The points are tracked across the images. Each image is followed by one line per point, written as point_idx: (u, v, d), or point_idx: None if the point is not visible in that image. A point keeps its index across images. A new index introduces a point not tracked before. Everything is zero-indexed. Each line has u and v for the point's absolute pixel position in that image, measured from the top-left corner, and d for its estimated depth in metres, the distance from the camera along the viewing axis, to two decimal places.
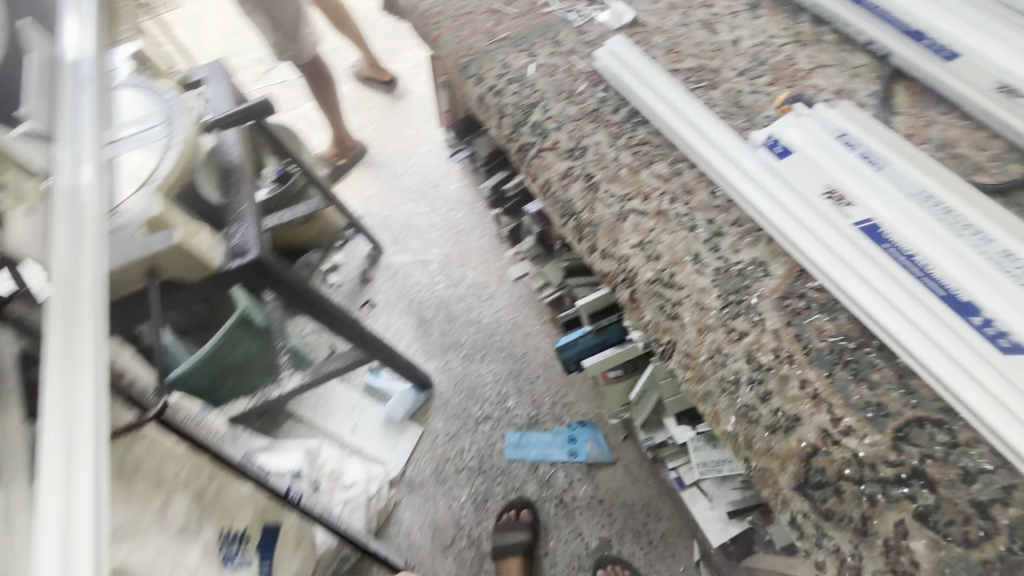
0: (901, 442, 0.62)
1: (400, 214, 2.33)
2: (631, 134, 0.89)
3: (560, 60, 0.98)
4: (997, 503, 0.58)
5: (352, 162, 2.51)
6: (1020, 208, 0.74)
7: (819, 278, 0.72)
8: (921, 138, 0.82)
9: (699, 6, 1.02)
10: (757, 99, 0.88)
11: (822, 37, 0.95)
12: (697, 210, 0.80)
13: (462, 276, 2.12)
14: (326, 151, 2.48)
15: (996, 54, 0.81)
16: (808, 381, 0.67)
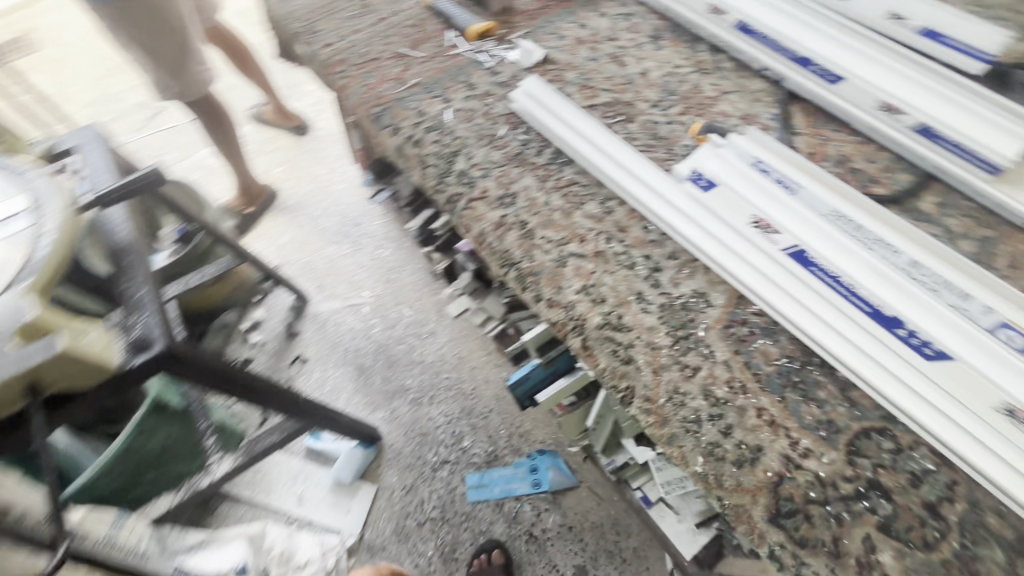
0: (854, 456, 0.65)
1: (322, 259, 2.21)
2: (558, 174, 0.88)
3: (476, 104, 0.96)
4: (944, 501, 0.62)
5: (262, 210, 2.33)
6: (912, 215, 0.81)
7: (758, 304, 0.74)
8: (822, 156, 0.88)
9: (604, 39, 1.05)
10: (673, 130, 0.91)
11: (721, 64, 1.00)
12: (633, 247, 0.81)
13: (398, 316, 2.03)
14: (231, 203, 2.28)
15: (875, 76, 0.88)
16: (764, 408, 0.68)
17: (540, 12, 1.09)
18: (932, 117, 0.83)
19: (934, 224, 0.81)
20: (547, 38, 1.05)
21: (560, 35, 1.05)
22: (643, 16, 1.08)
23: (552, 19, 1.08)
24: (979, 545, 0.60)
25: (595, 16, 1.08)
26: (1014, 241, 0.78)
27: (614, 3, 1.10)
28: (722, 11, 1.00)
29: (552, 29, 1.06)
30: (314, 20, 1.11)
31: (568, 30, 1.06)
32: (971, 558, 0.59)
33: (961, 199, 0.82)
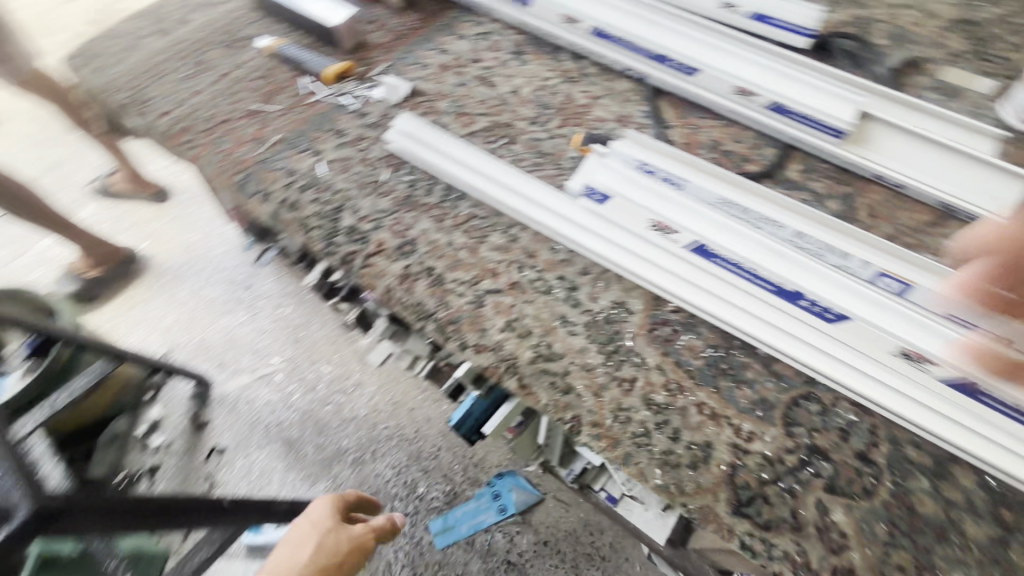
0: (790, 427, 0.69)
1: (217, 334, 1.99)
2: (454, 211, 0.84)
3: (351, 152, 0.90)
4: (871, 447, 0.68)
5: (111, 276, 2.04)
6: (783, 186, 0.89)
7: (675, 303, 0.76)
8: (695, 145, 0.93)
9: (468, 62, 1.03)
10: (556, 144, 0.92)
11: (586, 69, 1.02)
12: (546, 270, 0.79)
13: (318, 376, 1.89)
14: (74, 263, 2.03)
15: (725, 64, 0.94)
16: (703, 403, 0.70)
17: (396, 42, 1.04)
18: (780, 96, 0.90)
19: (802, 191, 0.89)
20: (410, 69, 1.01)
21: (423, 65, 1.02)
22: (501, 32, 1.07)
23: (411, 48, 1.04)
24: (907, 479, 0.66)
25: (453, 39, 1.06)
26: (867, 193, 0.88)
27: (470, 22, 1.08)
28: (575, 19, 1.00)
29: (413, 59, 1.02)
30: (140, 86, 0.98)
31: (430, 57, 1.03)
32: (904, 492, 0.65)
33: (819, 162, 0.91)
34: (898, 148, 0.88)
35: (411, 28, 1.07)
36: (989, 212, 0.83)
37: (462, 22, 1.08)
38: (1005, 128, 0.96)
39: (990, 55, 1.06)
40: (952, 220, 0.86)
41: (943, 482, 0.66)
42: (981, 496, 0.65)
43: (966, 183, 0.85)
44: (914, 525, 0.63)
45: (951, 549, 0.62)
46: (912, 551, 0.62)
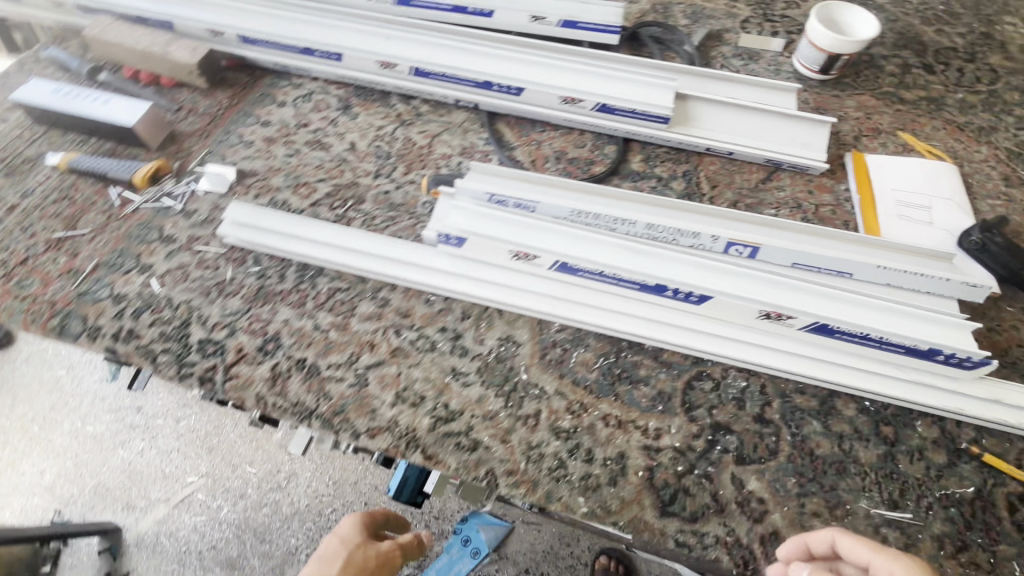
0: (691, 411, 0.71)
1: (115, 472, 1.74)
2: (314, 291, 0.79)
3: (185, 257, 0.82)
4: (765, 407, 0.71)
5: None
6: (629, 180, 0.93)
7: (557, 322, 0.76)
8: (542, 160, 0.95)
9: (296, 128, 0.97)
10: (406, 192, 0.89)
11: (419, 109, 1.00)
12: (425, 326, 0.76)
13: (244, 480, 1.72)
14: None
15: (548, 77, 0.94)
16: (608, 414, 0.70)
17: (212, 126, 0.97)
18: (606, 97, 0.92)
19: (648, 179, 0.93)
20: (233, 150, 0.94)
21: (247, 142, 0.95)
22: (323, 89, 1.02)
23: (229, 128, 0.97)
24: (802, 426, 0.70)
25: (275, 108, 1.00)
26: (704, 166, 0.94)
27: (288, 86, 1.03)
28: (392, 64, 0.97)
29: (234, 139, 0.95)
30: None
31: (253, 133, 0.96)
32: (802, 440, 0.69)
33: (655, 148, 0.96)
34: (719, 119, 0.94)
35: (224, 106, 1.00)
36: (805, 158, 0.92)
37: (279, 88, 1.02)
38: (800, 79, 1.08)
39: (774, 16, 1.18)
40: (780, 172, 0.93)
41: (831, 419, 0.71)
42: (863, 421, 0.71)
43: (782, 137, 0.93)
44: (817, 468, 0.67)
45: (851, 480, 0.67)
46: (821, 493, 0.66)
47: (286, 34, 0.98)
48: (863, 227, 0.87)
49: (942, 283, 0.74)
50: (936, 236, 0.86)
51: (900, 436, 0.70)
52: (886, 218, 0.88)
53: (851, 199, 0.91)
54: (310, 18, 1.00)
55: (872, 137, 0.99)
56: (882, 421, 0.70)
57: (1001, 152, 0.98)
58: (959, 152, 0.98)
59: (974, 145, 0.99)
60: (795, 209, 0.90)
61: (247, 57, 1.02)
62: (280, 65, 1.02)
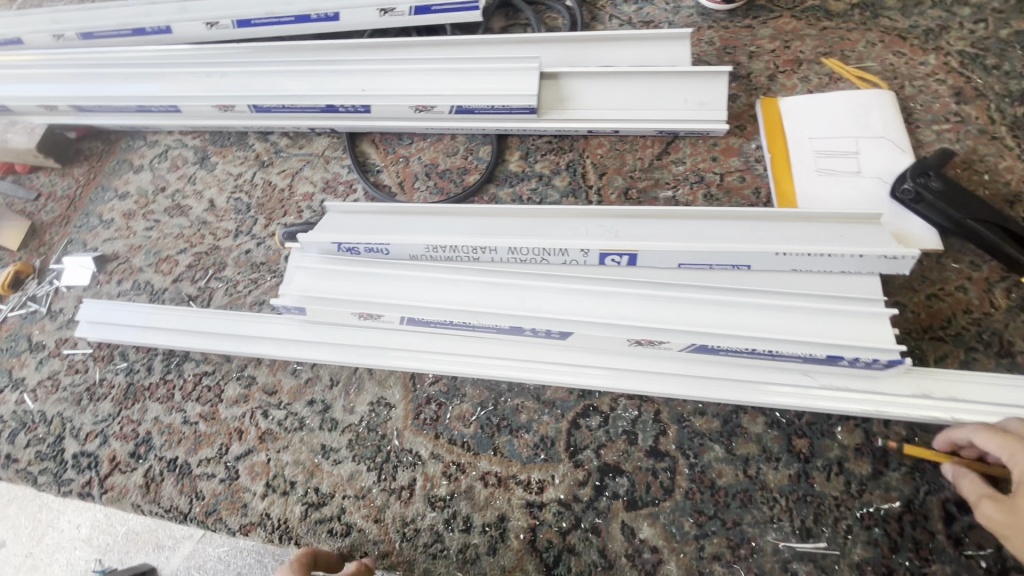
0: (577, 456, 0.64)
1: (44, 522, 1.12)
2: (181, 380, 0.75)
3: (55, 365, 0.79)
4: (660, 437, 0.63)
5: None
6: (506, 185, 0.82)
7: (427, 375, 0.70)
8: (410, 179, 0.85)
9: (154, 194, 0.91)
10: (267, 249, 0.83)
11: (277, 146, 0.91)
12: (292, 402, 0.72)
13: (181, 536, 0.94)
14: None
15: (395, 84, 0.82)
16: (486, 473, 0.64)
17: (71, 210, 0.92)
18: (460, 97, 0.80)
19: (528, 179, 0.82)
20: (94, 234, 0.88)
21: (106, 222, 0.89)
22: (179, 143, 0.95)
23: (89, 209, 0.91)
24: (701, 454, 0.62)
25: (132, 175, 0.93)
26: (589, 151, 0.83)
27: (143, 147, 0.95)
28: (229, 105, 0.87)
29: (94, 220, 0.90)
30: None
31: (111, 209, 0.91)
32: (702, 471, 0.61)
33: (534, 139, 0.85)
34: (597, 93, 0.81)
35: (82, 184, 0.94)
36: (703, 121, 0.78)
37: (134, 151, 0.95)
38: (703, 14, 0.91)
39: None
40: (678, 142, 0.81)
41: (735, 441, 0.62)
42: (773, 437, 0.62)
43: (673, 100, 0.79)
44: (718, 502, 0.60)
45: (758, 511, 0.59)
46: (723, 532, 0.58)
47: (118, 94, 0.90)
48: (773, 195, 0.75)
49: (855, 261, 0.62)
50: (866, 187, 0.72)
51: (816, 449, 0.60)
52: (802, 177, 0.74)
53: (762, 158, 0.78)
54: (142, 67, 0.91)
55: (791, 72, 0.84)
56: (794, 434, 0.61)
57: (952, 59, 0.81)
58: (899, 70, 0.81)
59: (918, 56, 0.82)
60: (696, 184, 0.78)
61: (92, 124, 0.94)
62: (128, 126, 0.94)
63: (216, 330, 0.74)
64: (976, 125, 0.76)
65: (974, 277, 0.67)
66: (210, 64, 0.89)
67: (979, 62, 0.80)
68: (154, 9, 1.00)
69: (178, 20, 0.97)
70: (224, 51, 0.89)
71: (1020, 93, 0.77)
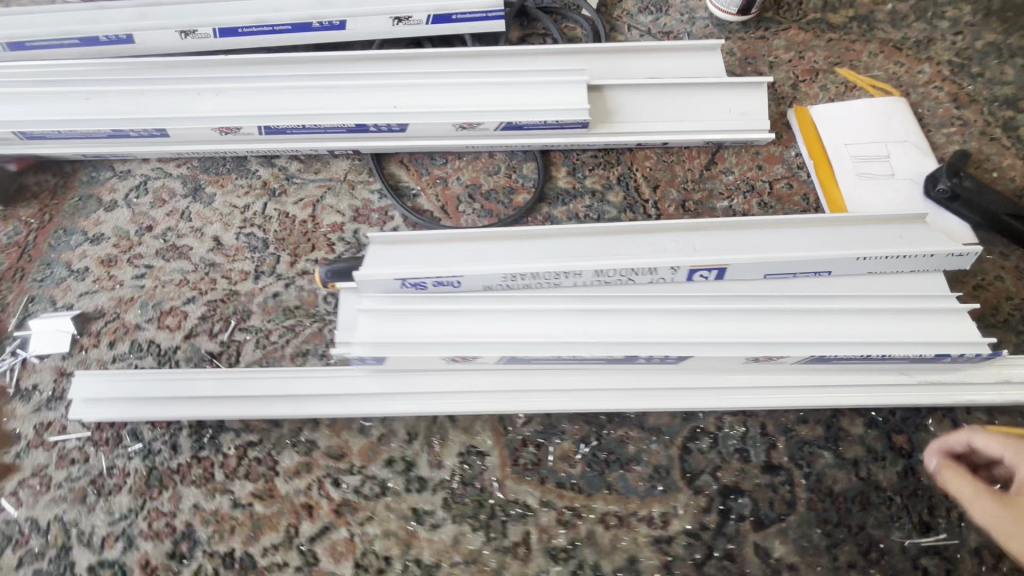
0: (694, 481, 0.62)
1: None
2: (220, 456, 0.63)
3: (40, 457, 0.63)
4: (772, 450, 0.63)
5: None
6: (559, 203, 0.78)
7: (521, 416, 0.64)
8: (453, 202, 0.79)
9: (139, 235, 0.76)
10: (300, 290, 0.72)
11: (288, 171, 0.80)
12: (367, 465, 0.63)
13: None
14: None
15: (432, 100, 0.76)
16: (605, 513, 0.60)
17: (25, 261, 0.74)
18: (509, 112, 0.75)
19: (581, 196, 0.79)
20: (64, 288, 0.73)
21: (79, 272, 0.74)
22: (160, 172, 0.80)
23: (50, 257, 0.75)
24: (813, 463, 0.62)
25: (104, 212, 0.78)
26: (638, 164, 0.81)
27: (112, 179, 0.80)
28: (233, 128, 0.75)
29: (61, 271, 0.74)
30: None
31: (83, 256, 0.75)
32: (818, 479, 0.62)
33: (578, 154, 0.81)
34: (645, 105, 0.79)
35: (35, 228, 0.77)
36: (748, 130, 0.79)
37: (102, 183, 0.80)
38: (718, 25, 0.93)
39: None
40: (723, 151, 0.81)
41: (841, 445, 0.63)
42: (874, 436, 0.64)
43: (718, 110, 0.79)
44: (840, 508, 0.60)
45: (878, 512, 0.60)
46: (852, 538, 0.59)
47: (84, 118, 0.75)
48: (823, 201, 0.77)
49: (926, 260, 0.66)
50: (902, 189, 0.77)
51: (914, 444, 0.63)
52: (845, 182, 0.78)
53: (804, 165, 0.80)
54: (110, 85, 0.77)
55: (810, 81, 0.88)
56: (892, 431, 0.64)
57: (943, 68, 0.89)
58: (903, 78, 0.88)
59: (915, 65, 0.90)
60: (749, 193, 0.79)
61: (43, 154, 0.78)
62: (92, 155, 0.79)
63: (263, 394, 0.63)
64: (976, 128, 0.84)
65: (1007, 266, 0.74)
66: (201, 80, 0.77)
67: (965, 70, 0.89)
68: (107, 15, 0.84)
69: (143, 28, 0.83)
70: (218, 65, 0.77)
71: (1003, 98, 0.87)
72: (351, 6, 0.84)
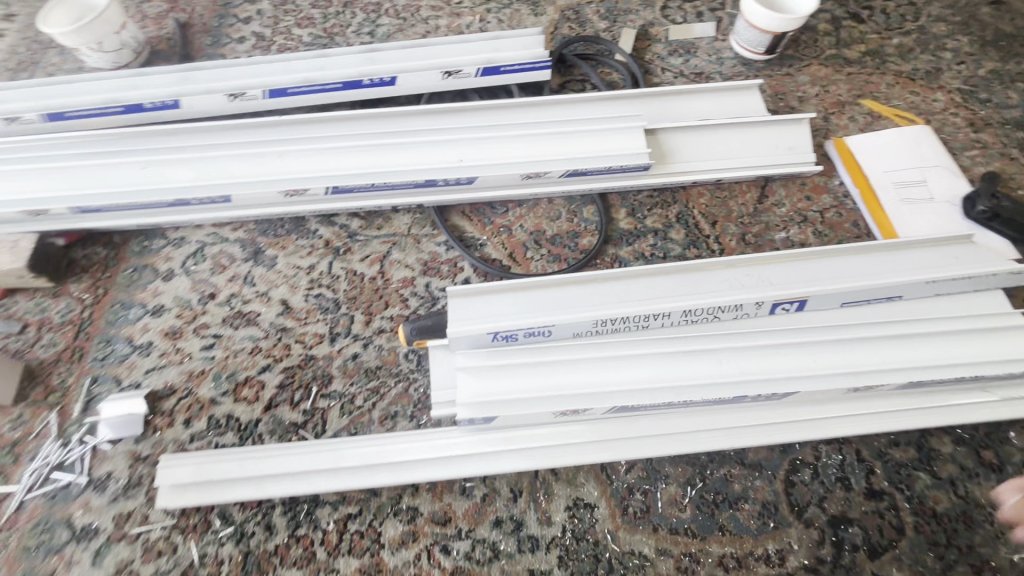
0: (804, 515, 0.62)
1: None
2: (318, 532, 0.61)
3: (124, 552, 0.59)
4: (870, 477, 0.64)
5: None
6: (624, 244, 0.80)
7: (623, 463, 0.64)
8: (521, 250, 0.79)
9: (202, 304, 0.74)
10: (379, 350, 0.71)
11: (349, 228, 0.80)
12: (475, 528, 0.61)
13: None
14: None
15: (496, 152, 0.77)
16: (723, 556, 0.60)
17: (82, 339, 0.71)
18: (572, 160, 0.77)
19: (643, 236, 0.81)
20: (129, 365, 0.69)
21: (143, 348, 0.71)
22: (216, 238, 0.79)
23: (109, 334, 0.71)
24: (913, 485, 0.64)
25: (161, 283, 0.75)
26: (693, 201, 0.84)
27: (166, 247, 0.78)
28: (299, 189, 0.75)
29: (123, 348, 0.71)
30: None
31: (144, 330, 0.72)
32: (920, 501, 0.63)
33: (635, 196, 0.84)
34: (697, 145, 0.82)
35: (89, 304, 0.73)
36: (795, 164, 0.83)
37: (155, 252, 0.77)
38: (745, 64, 0.98)
39: None
40: (771, 185, 0.85)
41: (936, 465, 0.65)
42: (964, 453, 0.65)
43: (766, 146, 0.83)
44: (947, 529, 0.61)
45: (984, 529, 0.61)
46: (964, 558, 0.60)
47: (141, 188, 0.73)
48: (873, 227, 0.81)
49: (990, 278, 0.69)
50: (943, 212, 0.82)
51: (1003, 457, 0.65)
52: (891, 207, 0.82)
53: (849, 194, 0.85)
54: (166, 153, 0.75)
55: (839, 113, 0.93)
56: (980, 446, 0.66)
57: (955, 96, 0.96)
58: (921, 107, 0.94)
59: (929, 94, 0.96)
60: (803, 223, 0.82)
61: (95, 227, 0.75)
62: (146, 224, 0.77)
63: (361, 462, 0.62)
64: (996, 149, 0.90)
65: None
66: (259, 143, 0.76)
67: (975, 97, 0.96)
68: (153, 83, 0.84)
69: (190, 93, 0.83)
70: (277, 128, 0.77)
71: (1013, 120, 0.93)
72: (400, 64, 0.86)
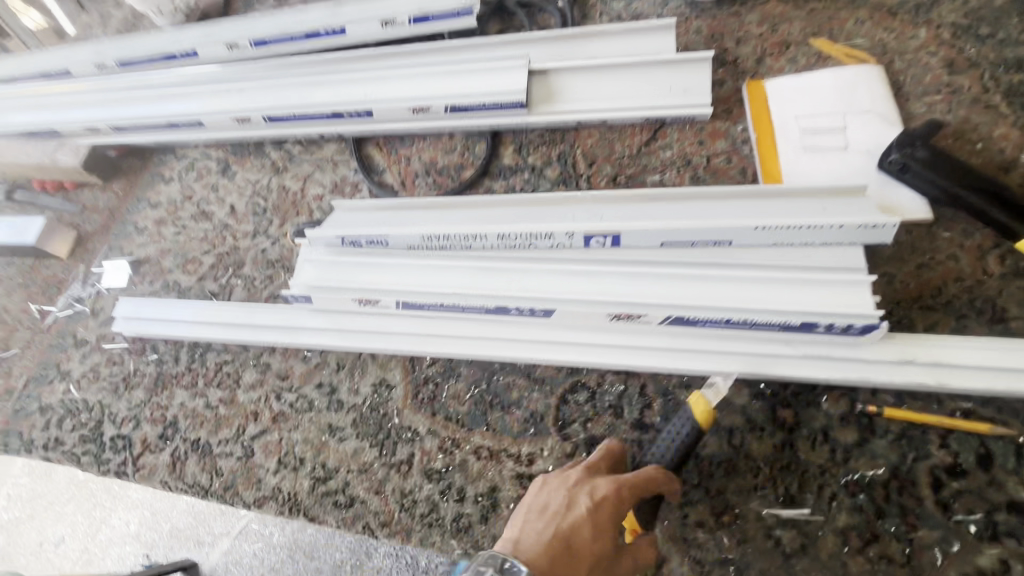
0: (565, 429, 0.67)
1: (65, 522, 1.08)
2: (204, 368, 0.82)
3: (96, 358, 0.87)
4: (645, 410, 0.66)
5: None
6: (501, 177, 0.86)
7: (426, 357, 0.74)
8: (412, 177, 0.90)
9: (182, 203, 0.99)
10: (281, 247, 0.89)
11: (291, 153, 0.98)
12: (302, 386, 0.77)
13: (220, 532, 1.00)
14: None
15: (394, 90, 0.88)
16: (480, 446, 0.68)
17: (111, 220, 1.01)
18: (451, 96, 0.85)
19: (521, 172, 0.86)
20: (130, 240, 0.98)
21: (141, 230, 0.98)
22: (204, 155, 1.03)
23: (125, 218, 1.00)
24: None
25: (162, 185, 1.02)
26: (581, 140, 0.85)
27: (172, 161, 1.04)
28: (245, 117, 0.95)
29: (130, 228, 0.99)
30: None
31: (145, 218, 0.99)
32: None
33: (527, 135, 0.88)
34: (585, 86, 0.84)
35: (120, 197, 1.03)
36: (689, 108, 0.80)
37: (165, 164, 1.04)
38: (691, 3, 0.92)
39: None
40: (666, 128, 0.83)
41: (720, 412, 0.63)
42: (757, 408, 0.63)
43: (658, 88, 0.81)
44: (702, 471, 0.61)
45: (742, 479, 0.60)
46: (707, 500, 0.60)
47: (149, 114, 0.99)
48: (759, 173, 0.76)
49: (836, 232, 0.61)
50: (853, 162, 0.73)
51: (801, 419, 0.61)
52: (786, 154, 0.76)
53: (748, 139, 0.79)
54: (169, 89, 1.00)
55: (778, 54, 0.84)
56: (779, 404, 0.62)
57: (944, 31, 0.80)
58: (889, 45, 0.81)
59: (909, 30, 0.81)
60: (683, 167, 0.80)
61: (129, 142, 1.04)
62: (160, 143, 1.04)
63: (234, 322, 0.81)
64: (968, 95, 0.75)
65: (966, 245, 0.66)
66: (229, 83, 0.98)
67: (972, 32, 0.79)
68: None
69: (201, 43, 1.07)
70: (243, 72, 0.98)
71: (1014, 61, 0.76)
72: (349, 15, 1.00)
